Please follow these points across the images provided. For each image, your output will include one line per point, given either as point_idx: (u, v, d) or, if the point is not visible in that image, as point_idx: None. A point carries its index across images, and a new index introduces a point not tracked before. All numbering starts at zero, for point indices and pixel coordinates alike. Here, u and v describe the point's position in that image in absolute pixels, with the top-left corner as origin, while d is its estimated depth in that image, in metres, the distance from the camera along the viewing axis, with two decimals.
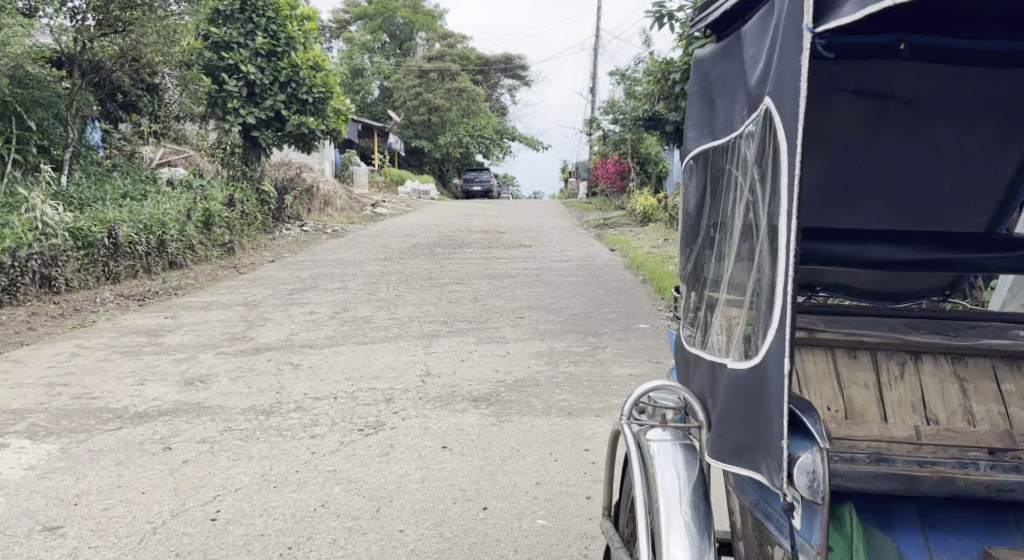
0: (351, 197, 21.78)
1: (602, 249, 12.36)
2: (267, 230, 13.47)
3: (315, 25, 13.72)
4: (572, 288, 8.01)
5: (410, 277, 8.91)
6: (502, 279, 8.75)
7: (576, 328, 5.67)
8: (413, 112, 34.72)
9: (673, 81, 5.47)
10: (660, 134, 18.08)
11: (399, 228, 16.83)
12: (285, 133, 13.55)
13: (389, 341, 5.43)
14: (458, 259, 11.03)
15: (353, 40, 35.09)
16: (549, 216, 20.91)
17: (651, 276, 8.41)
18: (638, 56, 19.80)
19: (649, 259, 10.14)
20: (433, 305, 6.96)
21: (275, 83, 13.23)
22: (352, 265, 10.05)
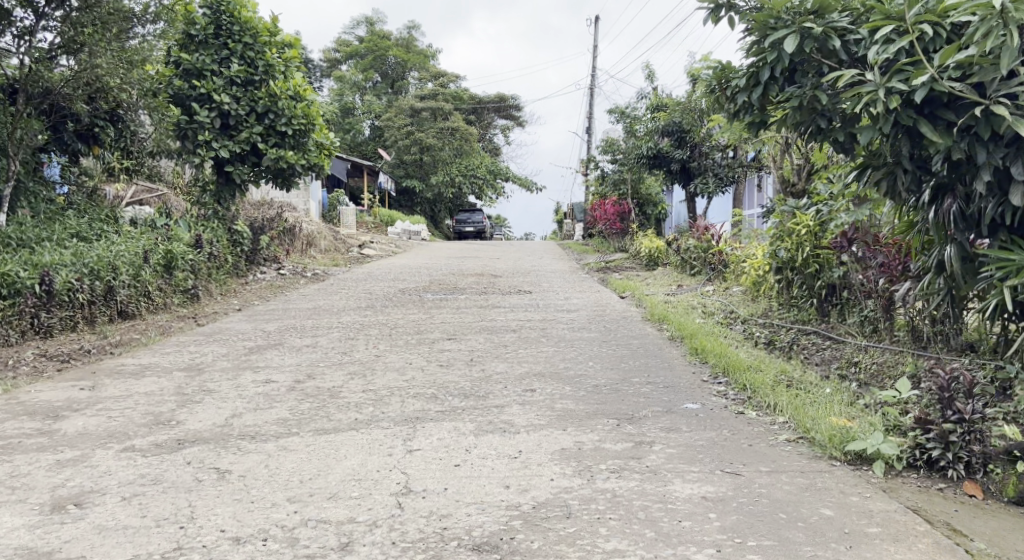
0: (336, 238, 20.51)
1: (611, 296, 11.07)
2: (239, 274, 12.08)
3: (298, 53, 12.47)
4: (588, 347, 6.74)
5: (399, 332, 7.55)
6: (503, 334, 7.46)
7: (605, 411, 4.41)
8: (404, 151, 33.58)
9: (734, 90, 4.45)
10: (665, 173, 16.80)
11: (386, 272, 15.51)
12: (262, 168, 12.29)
13: (355, 429, 4.01)
14: (450, 308, 9.66)
15: (343, 79, 35.34)
16: (547, 259, 19.67)
17: (681, 333, 7.15)
18: (641, 92, 18.70)
19: (670, 310, 8.83)
20: (418, 370, 5.63)
21: (252, 113, 11.95)
22: (328, 315, 8.69)
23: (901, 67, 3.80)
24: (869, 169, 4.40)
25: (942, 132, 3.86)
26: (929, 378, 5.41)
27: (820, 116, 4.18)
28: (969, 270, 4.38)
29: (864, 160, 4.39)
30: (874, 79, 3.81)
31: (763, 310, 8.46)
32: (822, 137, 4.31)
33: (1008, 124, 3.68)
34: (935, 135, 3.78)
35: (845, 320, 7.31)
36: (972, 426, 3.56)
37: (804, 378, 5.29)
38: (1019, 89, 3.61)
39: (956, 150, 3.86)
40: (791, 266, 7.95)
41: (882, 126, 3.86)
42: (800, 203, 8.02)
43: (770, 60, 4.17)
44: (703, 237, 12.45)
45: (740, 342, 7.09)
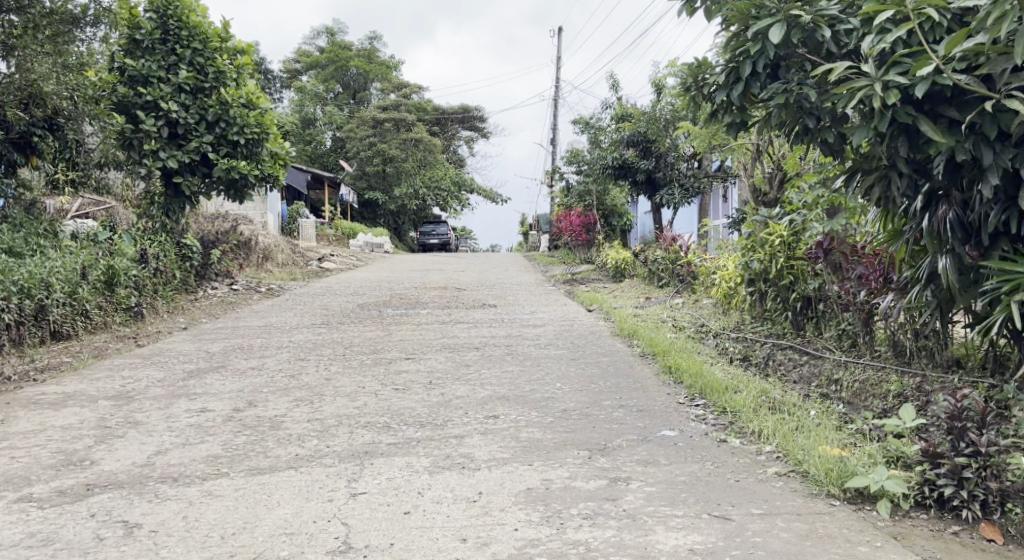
0: (293, 252, 19.99)
1: (578, 310, 10.70)
2: (188, 289, 11.55)
3: (250, 60, 12.01)
4: (555, 366, 6.34)
5: (355, 351, 7.09)
6: (464, 352, 7.03)
7: (575, 441, 4.03)
8: (366, 163, 33.01)
9: (712, 87, 4.27)
10: (631, 184, 16.53)
11: (345, 286, 15.02)
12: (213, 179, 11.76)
13: (291, 467, 3.57)
14: (410, 325, 9.21)
15: (304, 90, 34.54)
16: (513, 271, 19.31)
17: (653, 349, 6.80)
18: (605, 102, 18.46)
19: (640, 324, 8.47)
20: (371, 394, 5.19)
21: (202, 122, 11.39)
22: (279, 333, 8.20)
23: (898, 60, 3.62)
24: (858, 173, 4.26)
25: (944, 131, 3.75)
26: (916, 397, 5.07)
27: (807, 115, 4.04)
28: (965, 280, 4.25)
29: (853, 164, 4.26)
30: (870, 72, 3.63)
31: (736, 323, 8.13)
32: (810, 137, 4.17)
33: (1021, 119, 3.57)
34: (938, 133, 3.63)
35: (821, 333, 6.99)
36: (989, 460, 3.23)
37: (787, 400, 4.96)
38: None
39: (960, 150, 3.75)
40: (765, 278, 7.62)
41: (878, 124, 3.72)
42: (772, 213, 7.69)
43: (755, 52, 4.00)
44: (671, 248, 12.14)
45: (713, 359, 6.75)
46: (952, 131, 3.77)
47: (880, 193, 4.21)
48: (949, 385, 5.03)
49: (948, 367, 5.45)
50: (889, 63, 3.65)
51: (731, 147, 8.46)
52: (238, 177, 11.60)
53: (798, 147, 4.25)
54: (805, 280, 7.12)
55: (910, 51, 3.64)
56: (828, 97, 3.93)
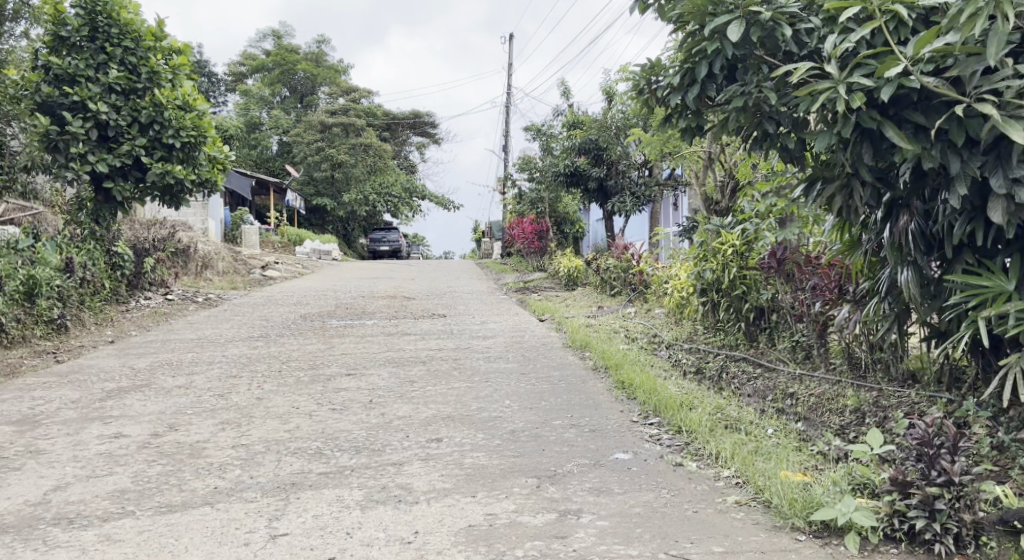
0: (235, 260, 19.54)
1: (529, 320, 10.44)
2: (119, 299, 11.50)
3: (187, 60, 11.52)
4: (504, 381, 6.05)
5: (293, 367, 6.72)
6: (410, 367, 6.71)
7: (523, 467, 3.75)
8: (314, 168, 32.41)
9: (666, 89, 4.06)
10: (582, 192, 16.36)
11: (288, 295, 14.60)
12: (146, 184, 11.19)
13: (205, 503, 3.25)
14: (354, 336, 8.86)
15: (249, 94, 34.04)
16: (464, 278, 19.01)
17: (605, 361, 6.56)
18: (556, 108, 18.28)
19: (591, 335, 8.22)
20: (305, 416, 4.85)
21: (134, 124, 10.91)
22: (213, 348, 7.81)
23: (862, 61, 3.56)
24: (818, 181, 4.12)
25: (910, 137, 3.63)
26: (873, 412, 4.87)
27: (767, 120, 3.88)
28: (926, 292, 4.13)
29: (813, 171, 4.12)
30: (833, 74, 3.56)
31: (689, 334, 7.93)
32: (768, 143, 4.01)
33: (989, 125, 3.45)
34: (904, 140, 3.52)
35: (775, 345, 6.83)
36: (961, 490, 3.14)
37: (742, 418, 4.73)
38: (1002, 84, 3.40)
39: (927, 157, 3.61)
40: (717, 288, 7.44)
41: (841, 129, 3.61)
42: (723, 222, 7.51)
43: (711, 51, 3.82)
44: (623, 256, 11.95)
45: (665, 372, 6.54)
46: (918, 137, 3.64)
47: (841, 202, 4.07)
48: (906, 400, 4.84)
49: (905, 382, 5.20)
50: (852, 65, 3.58)
51: (681, 153, 8.26)
52: (173, 182, 11.13)
53: (755, 153, 4.09)
54: (758, 291, 6.94)
55: (874, 52, 3.56)
56: (790, 100, 3.77)
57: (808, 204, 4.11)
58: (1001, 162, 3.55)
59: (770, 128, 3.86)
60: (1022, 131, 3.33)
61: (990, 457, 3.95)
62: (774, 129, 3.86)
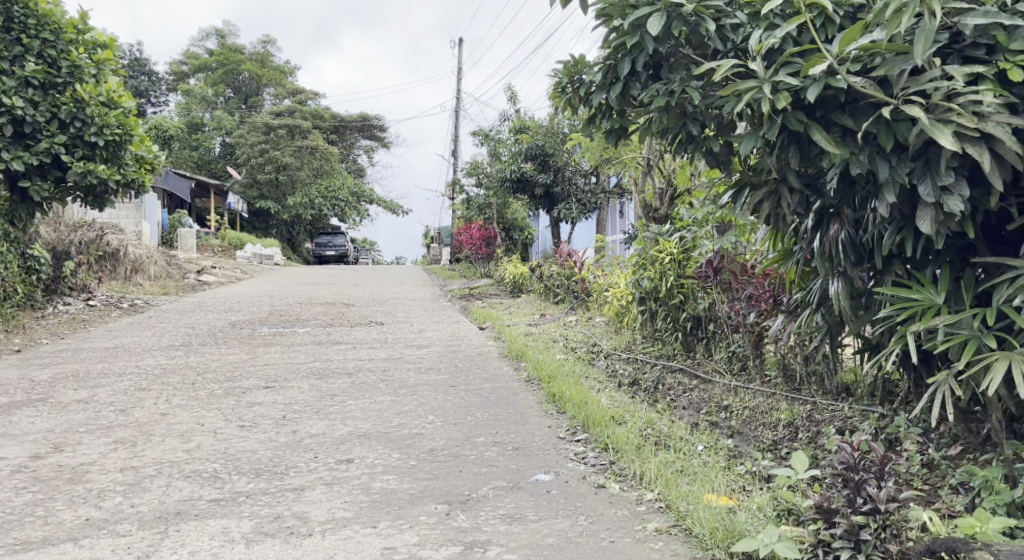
0: (168, 264, 19.09)
1: (469, 328, 10.15)
2: (34, 305, 11.37)
3: (112, 55, 11.08)
4: (433, 393, 5.74)
5: (210, 379, 6.37)
6: (335, 378, 6.38)
7: (435, 491, 3.48)
8: (258, 170, 31.71)
9: (588, 88, 3.89)
10: (529, 198, 16.14)
11: (222, 301, 14.16)
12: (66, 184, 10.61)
13: (72, 539, 2.99)
14: (282, 345, 8.50)
15: (191, 94, 33.32)
16: (408, 284, 18.66)
17: (538, 371, 6.29)
18: (502, 113, 18.04)
19: (529, 344, 7.95)
20: (209, 433, 4.53)
21: (54, 120, 10.39)
22: (127, 358, 7.47)
23: (788, 59, 3.43)
24: (746, 188, 3.97)
25: (838, 140, 3.49)
26: (806, 427, 4.69)
27: (691, 121, 3.72)
28: (856, 304, 4.00)
29: (741, 177, 3.98)
30: (758, 72, 3.42)
31: (628, 344, 7.73)
32: (694, 146, 3.86)
33: (918, 129, 3.30)
34: (831, 144, 3.38)
35: (712, 355, 6.66)
36: (887, 518, 2.98)
37: (672, 434, 4.49)
38: (930, 84, 3.27)
39: (855, 163, 3.47)
40: (655, 296, 7.26)
41: (766, 131, 3.47)
42: (661, 229, 7.33)
43: (632, 46, 3.63)
44: (566, 263, 11.73)
45: (598, 383, 6.21)
46: (846, 141, 3.50)
47: (770, 209, 3.92)
48: (839, 415, 4.67)
49: (839, 394, 5.06)
50: (778, 63, 3.45)
51: (620, 159, 8.05)
52: (95, 182, 10.66)
53: (681, 157, 3.93)
54: (694, 300, 6.78)
55: (800, 50, 3.42)
56: (714, 99, 3.59)
57: (736, 212, 3.96)
58: (930, 169, 3.41)
59: (694, 130, 3.71)
60: (948, 135, 3.19)
61: (921, 476, 3.82)
62: (698, 131, 3.70)
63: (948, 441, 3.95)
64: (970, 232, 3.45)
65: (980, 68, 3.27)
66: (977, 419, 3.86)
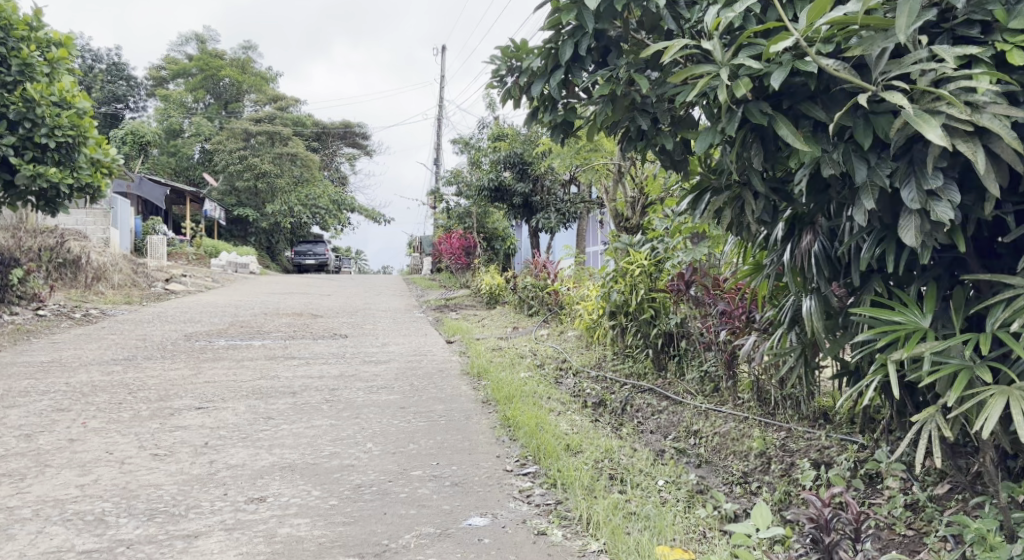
0: (135, 272, 18.63)
1: (437, 341, 9.62)
2: None
3: (68, 54, 10.60)
4: (378, 416, 5.22)
5: (140, 399, 5.89)
6: (277, 399, 5.87)
7: (347, 542, 3.05)
8: (236, 177, 31.07)
9: (527, 77, 3.58)
10: (507, 207, 15.65)
11: (183, 312, 13.64)
12: (16, 187, 10.29)
13: None
14: (231, 360, 7.98)
15: (169, 99, 32.81)
16: (384, 294, 18.14)
17: (498, 390, 5.77)
18: (482, 120, 17.55)
19: (494, 360, 7.43)
20: (114, 464, 4.06)
21: (4, 121, 9.97)
22: (59, 376, 7.00)
23: (750, 39, 3.05)
24: (708, 192, 3.60)
25: (807, 136, 3.12)
26: (779, 458, 4.20)
27: (640, 114, 3.43)
28: (832, 324, 3.62)
29: (701, 179, 3.61)
30: (715, 54, 3.04)
31: (597, 361, 7.22)
32: (645, 142, 3.54)
33: (900, 122, 2.91)
34: (799, 138, 3.01)
35: (683, 375, 6.18)
36: None
37: (632, 467, 3.97)
38: (915, 67, 2.88)
39: (829, 161, 3.09)
40: (626, 311, 6.78)
41: (725, 124, 3.11)
42: (633, 239, 6.86)
43: (571, 27, 3.34)
44: (541, 274, 11.24)
45: (558, 403, 5.64)
46: (817, 136, 3.13)
47: (733, 217, 3.55)
48: (814, 445, 4.18)
49: (816, 420, 4.63)
50: (739, 43, 3.07)
51: (591, 165, 7.57)
52: (45, 186, 10.20)
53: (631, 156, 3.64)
54: (665, 315, 6.34)
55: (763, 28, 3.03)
56: (664, 87, 3.26)
57: (696, 218, 3.59)
58: (914, 170, 3.01)
59: (643, 123, 3.40)
60: (934, 128, 2.81)
61: (904, 520, 3.45)
62: (647, 124, 3.39)
63: (933, 480, 3.56)
64: (960, 243, 3.06)
65: (974, 49, 2.88)
66: (966, 453, 3.42)
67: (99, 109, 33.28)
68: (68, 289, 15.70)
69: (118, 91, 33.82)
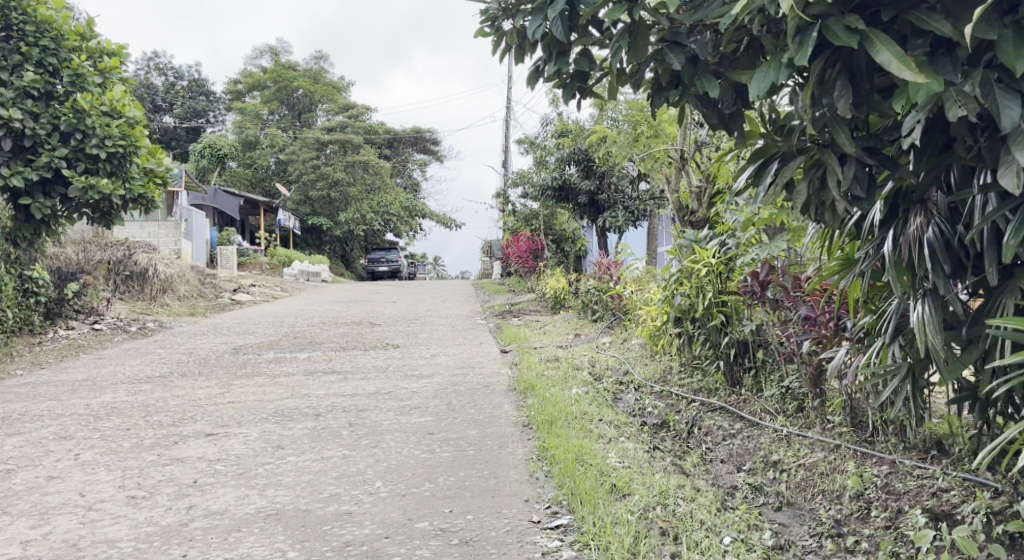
0: (202, 284, 18.50)
1: (491, 350, 8.93)
2: (33, 332, 10.75)
3: (120, 63, 10.38)
4: (399, 444, 4.55)
5: (151, 424, 5.35)
6: (296, 423, 5.27)
7: None
8: (310, 187, 30.90)
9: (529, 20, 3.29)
10: (573, 207, 14.89)
11: (240, 323, 13.30)
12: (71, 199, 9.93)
13: None
14: (267, 377, 7.41)
15: (244, 111, 33.02)
16: (451, 300, 17.55)
17: (543, 411, 5.03)
18: (545, 117, 16.80)
19: (545, 373, 6.68)
20: (79, 511, 3.49)
21: (56, 132, 9.66)
22: (82, 398, 6.54)
23: None
24: (774, 160, 3.08)
25: (926, 65, 2.71)
26: (882, 501, 3.37)
27: (672, 50, 3.14)
28: (953, 335, 3.09)
29: (764, 144, 3.09)
30: None
31: (662, 375, 6.38)
32: (681, 90, 3.24)
33: None
34: (908, 65, 2.59)
35: (761, 392, 5.30)
36: None
37: (686, 520, 3.21)
38: None
39: (956, 101, 2.67)
40: (693, 318, 5.93)
41: (797, 54, 2.70)
42: (699, 234, 6.00)
43: None
44: (605, 277, 10.47)
45: (610, 427, 4.84)
46: (938, 66, 2.73)
47: (809, 193, 3.04)
48: (927, 486, 3.34)
49: (927, 453, 3.72)
50: None
51: (650, 153, 6.67)
52: (98, 198, 9.82)
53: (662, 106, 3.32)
54: (739, 320, 5.50)
55: None
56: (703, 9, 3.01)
57: (760, 194, 3.08)
58: None
59: (675, 61, 3.13)
60: None
61: None
62: (677, 63, 3.12)
63: None
64: None
65: None
66: None
67: (179, 124, 33.81)
68: (135, 301, 15.59)
69: (197, 106, 34.27)
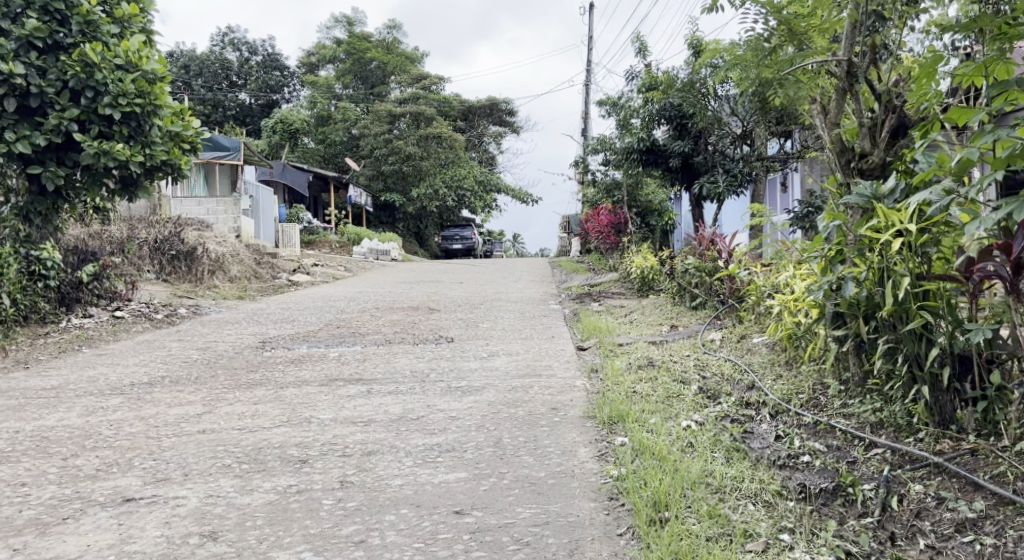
0: (259, 263, 16.94)
1: (563, 348, 7.01)
2: (43, 321, 9.28)
3: (142, 13, 8.26)
4: (394, 541, 2.78)
5: (59, 478, 3.62)
6: (262, 479, 3.47)
7: None
8: (382, 162, 29.23)
9: None
10: (663, 173, 12.77)
11: (282, 309, 11.66)
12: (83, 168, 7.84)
13: None
14: (272, 389, 5.63)
15: (316, 84, 31.47)
16: (525, 282, 15.65)
17: (639, 474, 3.14)
18: (632, 72, 14.58)
19: (637, 392, 4.73)
20: None
21: (65, 91, 7.60)
22: (23, 424, 4.86)
23: None
24: None
25: None
26: None
27: None
28: None
29: None
30: None
31: (812, 398, 4.29)
32: None
33: None
34: None
35: (1002, 442, 3.23)
36: None
37: None
38: None
39: None
40: (867, 316, 3.87)
41: None
42: (879, 185, 3.86)
43: None
44: (708, 253, 8.42)
45: (758, 510, 2.91)
46: None
47: None
48: None
49: None
50: None
51: (792, 74, 4.53)
52: (112, 168, 7.70)
53: None
54: (956, 321, 3.44)
55: None
56: None
57: None
58: None
59: None
60: None
61: None
62: None
63: None
64: None
65: None
66: None
67: (253, 99, 32.53)
68: (180, 282, 14.11)
69: (271, 81, 32.92)
